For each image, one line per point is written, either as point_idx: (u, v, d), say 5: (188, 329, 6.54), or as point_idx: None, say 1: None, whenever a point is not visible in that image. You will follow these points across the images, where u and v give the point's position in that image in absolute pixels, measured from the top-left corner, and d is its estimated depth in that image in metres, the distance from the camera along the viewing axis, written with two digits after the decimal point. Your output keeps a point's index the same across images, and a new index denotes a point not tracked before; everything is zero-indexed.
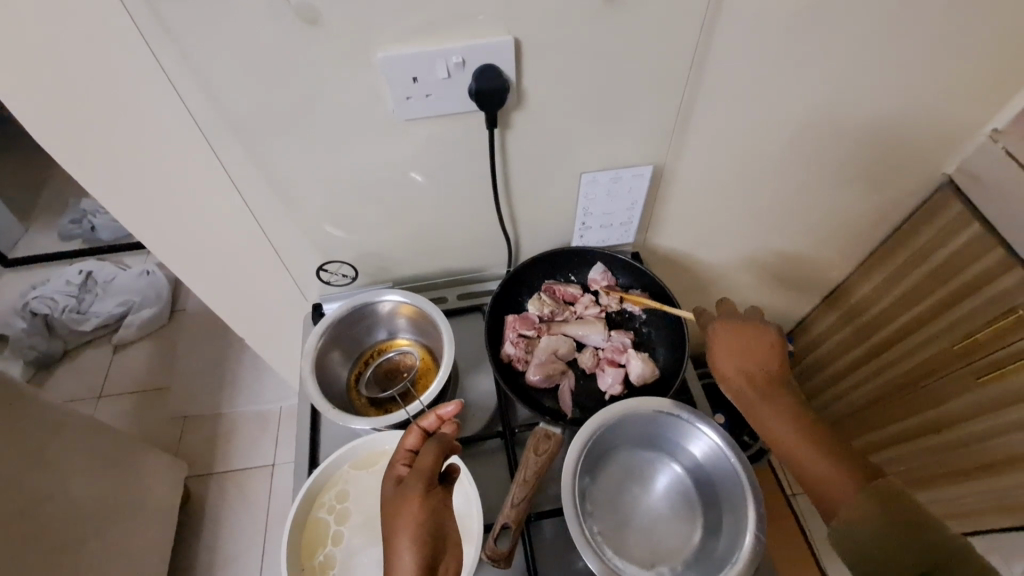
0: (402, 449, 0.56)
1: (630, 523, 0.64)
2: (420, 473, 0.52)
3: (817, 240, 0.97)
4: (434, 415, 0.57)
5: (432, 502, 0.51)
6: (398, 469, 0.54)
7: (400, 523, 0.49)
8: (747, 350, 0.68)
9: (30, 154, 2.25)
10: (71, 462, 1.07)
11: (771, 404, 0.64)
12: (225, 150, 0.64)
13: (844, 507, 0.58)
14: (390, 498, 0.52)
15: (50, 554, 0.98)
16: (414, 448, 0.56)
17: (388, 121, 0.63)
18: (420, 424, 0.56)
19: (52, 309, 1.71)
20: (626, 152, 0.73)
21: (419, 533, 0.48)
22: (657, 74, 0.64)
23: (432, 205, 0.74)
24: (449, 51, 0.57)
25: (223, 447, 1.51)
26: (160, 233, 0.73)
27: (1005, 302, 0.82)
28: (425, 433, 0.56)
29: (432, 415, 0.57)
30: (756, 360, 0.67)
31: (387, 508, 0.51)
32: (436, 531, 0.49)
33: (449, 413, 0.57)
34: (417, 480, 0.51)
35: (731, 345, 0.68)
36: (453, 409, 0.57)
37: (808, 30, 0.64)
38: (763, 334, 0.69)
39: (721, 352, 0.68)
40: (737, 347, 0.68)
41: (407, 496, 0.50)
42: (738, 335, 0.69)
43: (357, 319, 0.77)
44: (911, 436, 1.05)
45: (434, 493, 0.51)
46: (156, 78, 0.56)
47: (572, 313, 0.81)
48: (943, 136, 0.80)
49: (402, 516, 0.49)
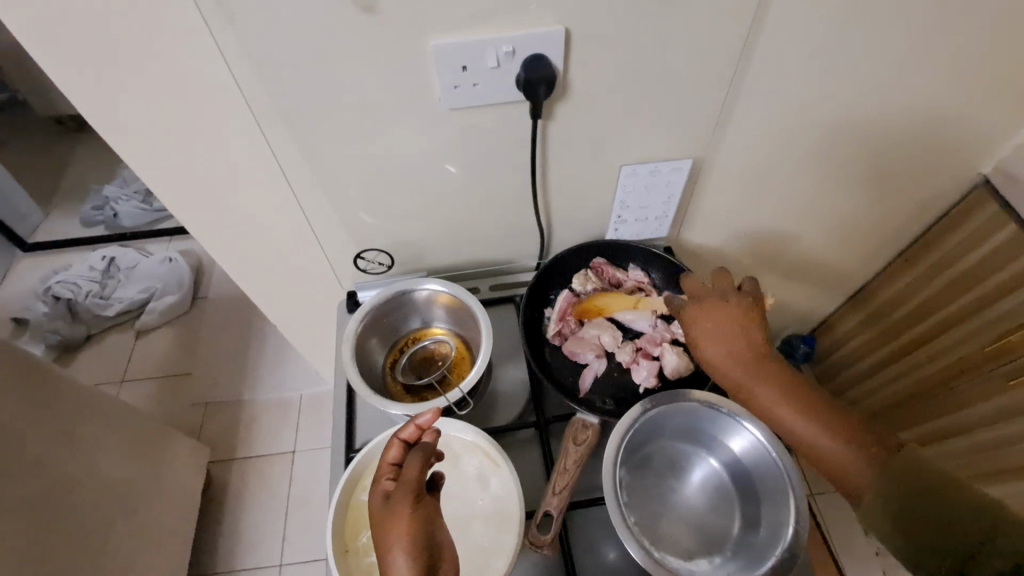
0: (386, 463, 0.55)
1: (668, 515, 0.64)
2: (406, 484, 0.51)
3: (850, 238, 0.96)
4: (412, 426, 0.56)
5: (422, 515, 0.50)
6: (384, 484, 0.54)
7: (391, 538, 0.49)
8: (723, 327, 0.64)
9: (51, 141, 2.27)
10: (100, 443, 1.09)
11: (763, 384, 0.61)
12: (275, 136, 0.65)
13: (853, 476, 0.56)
14: (378, 512, 0.51)
15: (80, 533, 1.00)
16: (397, 460, 0.56)
17: (433, 109, 0.63)
18: (400, 436, 0.56)
19: (76, 294, 1.73)
20: (665, 146, 0.73)
21: (412, 546, 0.48)
22: (702, 67, 0.64)
23: (469, 196, 0.75)
24: (499, 40, 0.57)
25: (244, 433, 1.53)
26: (203, 215, 0.75)
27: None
28: (405, 444, 0.56)
29: (411, 425, 0.56)
30: (739, 340, 0.63)
31: (376, 524, 0.51)
32: (429, 540, 0.49)
33: (427, 422, 0.56)
34: (404, 491, 0.51)
35: (713, 332, 0.64)
36: (432, 416, 0.57)
37: (856, 25, 0.63)
38: (736, 307, 0.65)
39: (702, 336, 0.64)
40: (716, 327, 0.64)
41: (395, 509, 0.50)
42: (717, 318, 0.64)
43: (393, 307, 0.77)
44: (941, 437, 1.05)
45: (423, 504, 0.51)
46: (213, 62, 0.57)
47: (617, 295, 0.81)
48: (984, 135, 0.79)
49: (391, 531, 0.49)
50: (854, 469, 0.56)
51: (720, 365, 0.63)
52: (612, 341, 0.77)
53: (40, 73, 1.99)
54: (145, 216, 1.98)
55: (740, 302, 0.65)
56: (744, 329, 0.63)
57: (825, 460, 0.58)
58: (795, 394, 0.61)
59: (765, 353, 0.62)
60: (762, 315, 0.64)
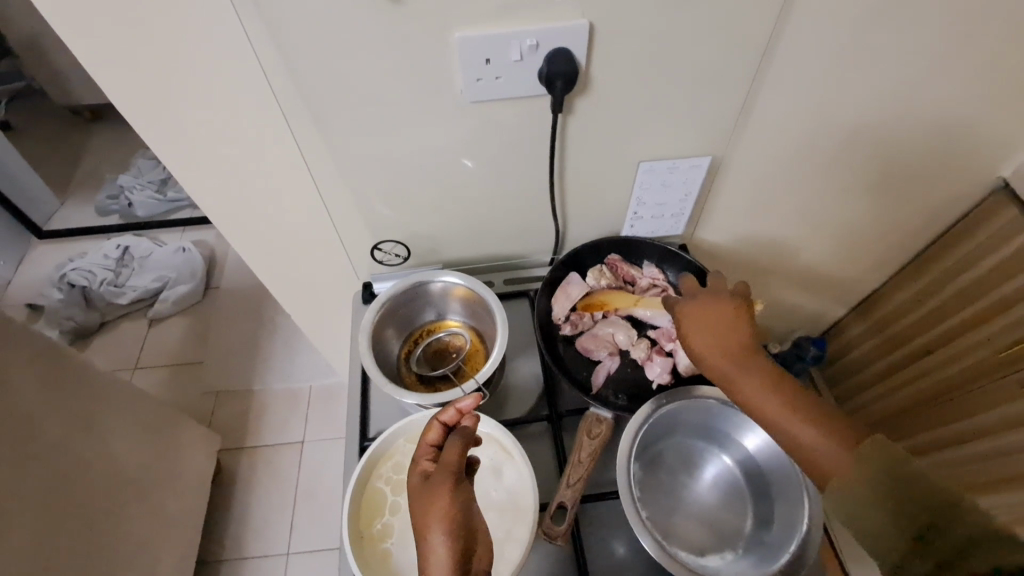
0: (425, 444, 0.56)
1: (679, 510, 0.64)
2: (449, 467, 0.52)
3: (866, 240, 0.95)
4: (454, 409, 0.56)
5: (461, 497, 0.50)
6: (423, 465, 0.54)
7: (432, 517, 0.49)
8: (711, 321, 0.61)
9: (66, 130, 2.29)
10: (115, 428, 1.10)
11: (750, 377, 0.57)
12: (298, 127, 0.65)
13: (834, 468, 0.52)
14: (418, 494, 0.51)
15: (94, 515, 1.01)
16: (436, 442, 0.56)
17: (455, 102, 0.64)
18: (441, 419, 0.56)
19: (91, 282, 1.76)
20: (684, 143, 0.73)
21: (452, 527, 0.48)
22: (725, 63, 0.64)
23: (486, 189, 0.75)
24: (523, 34, 0.58)
25: (254, 422, 1.54)
26: (224, 203, 0.76)
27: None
28: (446, 426, 0.57)
29: (452, 408, 0.57)
30: (725, 334, 0.60)
31: (417, 502, 0.50)
32: (469, 524, 0.49)
33: (468, 407, 0.57)
34: (447, 474, 0.51)
35: (698, 321, 0.62)
36: (474, 401, 0.57)
37: (882, 24, 0.63)
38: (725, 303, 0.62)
39: (690, 328, 0.62)
40: (702, 320, 0.62)
41: (438, 490, 0.50)
42: (705, 308, 0.62)
43: (410, 298, 0.78)
44: (940, 446, 1.05)
45: (463, 487, 0.51)
46: (240, 52, 0.58)
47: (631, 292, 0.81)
48: (1007, 138, 0.78)
49: (432, 512, 0.49)
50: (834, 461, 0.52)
51: (707, 355, 0.59)
52: (626, 338, 0.77)
53: (61, 62, 2.02)
54: (159, 206, 2.00)
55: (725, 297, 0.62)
56: (730, 324, 0.60)
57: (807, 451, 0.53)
58: (781, 387, 0.56)
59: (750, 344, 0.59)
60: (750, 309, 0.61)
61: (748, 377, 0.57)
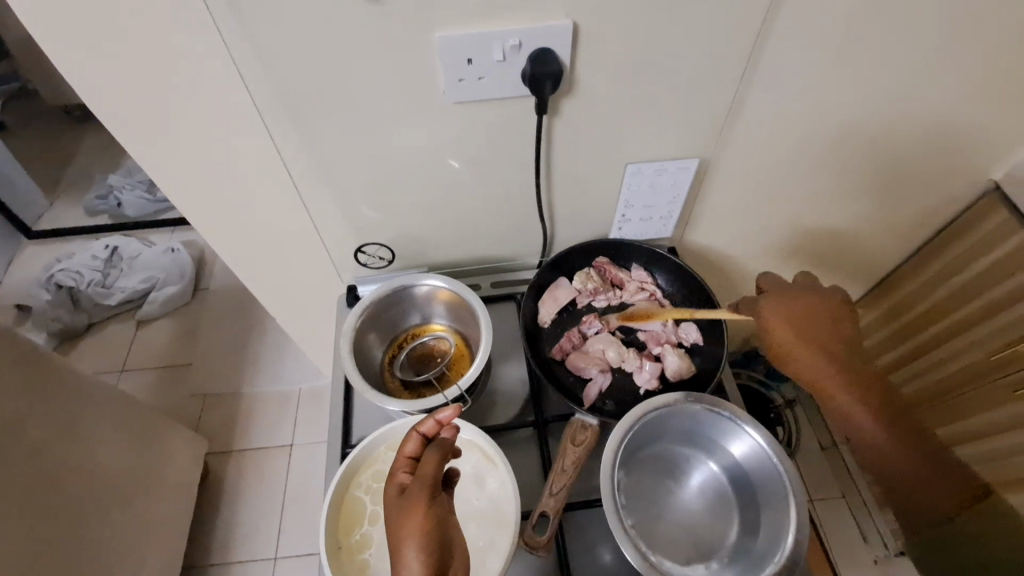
0: (402, 456, 0.55)
1: (665, 518, 0.63)
2: (425, 480, 0.51)
3: (857, 242, 0.95)
4: (432, 421, 0.55)
5: (437, 511, 0.49)
6: (400, 477, 0.53)
7: (406, 531, 0.48)
8: (803, 322, 0.66)
9: (55, 128, 2.27)
10: (99, 432, 1.09)
11: (843, 379, 0.63)
12: (276, 128, 0.64)
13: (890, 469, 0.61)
14: (393, 507, 0.50)
15: (76, 521, 0.99)
16: (414, 453, 0.55)
17: (437, 103, 0.63)
18: (419, 430, 0.55)
19: (78, 283, 1.73)
20: (671, 145, 0.72)
21: (426, 543, 0.47)
22: (712, 63, 0.63)
23: (471, 191, 0.74)
24: (506, 33, 0.57)
25: (242, 425, 1.53)
26: (204, 205, 0.74)
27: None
28: (424, 438, 0.55)
29: (431, 420, 0.56)
30: (819, 336, 0.66)
31: (391, 516, 0.50)
32: (444, 538, 0.48)
33: (447, 417, 0.56)
34: (422, 486, 0.50)
35: (784, 315, 0.67)
36: (453, 412, 0.56)
37: (872, 25, 0.62)
38: (821, 306, 0.68)
39: (781, 327, 0.66)
40: (799, 319, 0.67)
41: (412, 505, 0.49)
42: (795, 308, 0.67)
43: (393, 301, 0.77)
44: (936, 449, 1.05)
45: (438, 501, 0.50)
46: (216, 51, 0.57)
47: (619, 294, 0.80)
48: (997, 142, 0.78)
49: (407, 526, 0.48)
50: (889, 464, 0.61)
51: (796, 354, 0.65)
52: (616, 355, 0.75)
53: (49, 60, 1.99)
54: (149, 206, 1.98)
55: (825, 294, 0.68)
56: (824, 327, 0.66)
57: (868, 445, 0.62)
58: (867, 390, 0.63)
59: (844, 345, 0.65)
60: (846, 313, 0.68)
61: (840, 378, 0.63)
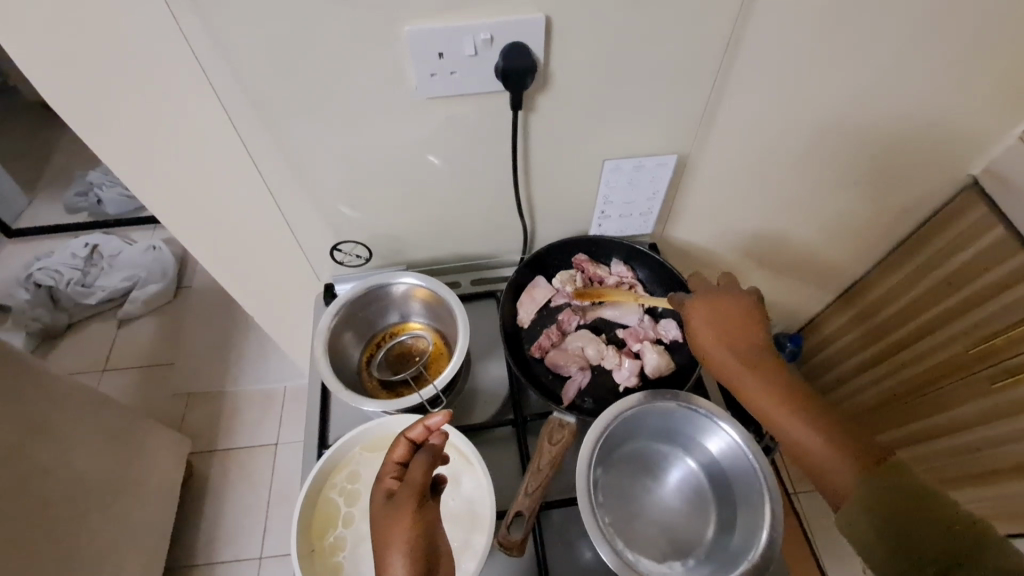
0: (391, 461, 0.54)
1: (643, 516, 0.64)
2: (412, 487, 0.50)
3: (837, 237, 0.95)
4: (421, 426, 0.54)
5: (423, 519, 0.49)
6: (388, 482, 0.53)
7: (392, 540, 0.47)
8: (720, 320, 0.65)
9: (33, 125, 2.22)
10: (77, 434, 1.07)
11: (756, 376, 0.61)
12: (246, 126, 0.62)
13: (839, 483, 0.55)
14: (380, 512, 0.50)
15: (54, 526, 0.98)
16: (403, 458, 0.54)
17: (410, 99, 0.62)
18: (408, 436, 0.54)
19: (57, 282, 1.70)
20: (650, 140, 0.71)
21: (411, 551, 0.47)
22: (687, 58, 0.62)
23: (448, 187, 0.73)
24: (477, 27, 0.56)
25: (227, 424, 1.51)
26: (174, 205, 0.72)
27: (1017, 312, 0.83)
28: (413, 443, 0.54)
29: (420, 425, 0.54)
30: (733, 332, 0.64)
31: (378, 523, 0.49)
32: (430, 546, 0.48)
33: (436, 423, 0.54)
34: (409, 494, 0.50)
35: (705, 318, 0.65)
36: (442, 418, 0.54)
37: (848, 19, 0.61)
38: (735, 301, 0.66)
39: (698, 327, 0.65)
40: (711, 318, 0.65)
41: (399, 513, 0.49)
42: (714, 304, 0.66)
43: (370, 300, 0.76)
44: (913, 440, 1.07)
45: (425, 508, 0.49)
46: (178, 48, 0.55)
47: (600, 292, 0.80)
48: (974, 137, 0.78)
49: (393, 534, 0.48)
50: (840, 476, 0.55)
51: (708, 352, 0.64)
52: (595, 352, 0.75)
53: None
54: (130, 204, 1.94)
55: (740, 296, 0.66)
56: (740, 325, 0.64)
57: (811, 456, 0.57)
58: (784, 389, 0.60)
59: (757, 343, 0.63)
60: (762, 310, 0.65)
61: (754, 375, 0.61)
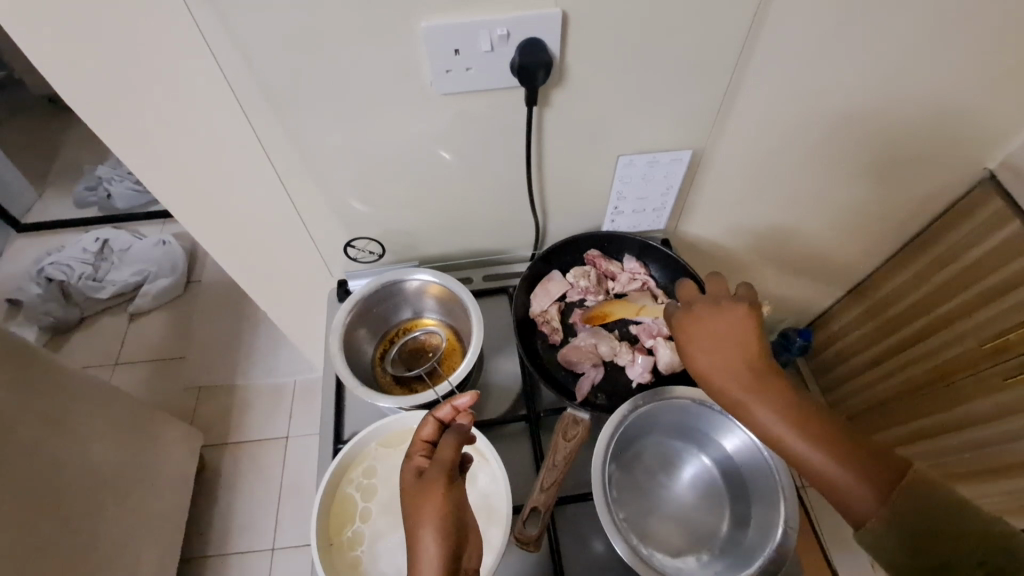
0: (419, 440, 0.54)
1: (657, 512, 0.64)
2: (442, 464, 0.51)
3: (851, 231, 0.94)
4: (449, 406, 0.55)
5: (452, 496, 0.49)
6: (417, 460, 0.53)
7: (423, 515, 0.48)
8: (718, 338, 0.57)
9: (37, 120, 2.22)
10: (92, 428, 1.08)
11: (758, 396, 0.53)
12: (260, 122, 0.63)
13: (854, 502, 0.48)
14: (411, 488, 0.51)
15: (69, 519, 0.99)
16: (431, 438, 0.55)
17: (424, 95, 0.61)
18: (436, 415, 0.55)
19: (68, 276, 1.71)
20: (664, 136, 0.71)
21: (441, 526, 0.47)
22: (704, 53, 0.61)
23: (462, 183, 0.73)
24: (494, 23, 0.55)
25: (237, 418, 1.53)
26: (189, 199, 0.73)
27: None
28: (441, 423, 0.55)
29: (448, 405, 0.55)
30: (729, 350, 0.56)
31: (409, 498, 0.50)
32: (459, 523, 0.48)
33: (464, 404, 0.55)
34: (439, 472, 0.50)
35: (702, 334, 0.58)
36: (470, 399, 0.55)
37: (867, 14, 0.61)
38: (732, 314, 0.58)
39: (695, 345, 0.57)
40: (709, 334, 0.57)
41: (430, 489, 0.49)
42: (709, 319, 0.58)
43: (383, 296, 0.76)
44: (916, 437, 1.07)
45: (455, 486, 0.50)
46: (196, 44, 0.55)
47: (613, 287, 0.80)
48: (992, 130, 0.77)
49: (423, 510, 0.48)
50: (854, 494, 0.48)
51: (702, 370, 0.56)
52: (609, 348, 0.75)
53: None
54: (139, 198, 1.95)
55: (733, 308, 0.58)
56: (738, 340, 0.56)
57: (826, 484, 0.49)
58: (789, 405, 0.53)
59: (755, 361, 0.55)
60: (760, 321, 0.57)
61: (754, 395, 0.53)
